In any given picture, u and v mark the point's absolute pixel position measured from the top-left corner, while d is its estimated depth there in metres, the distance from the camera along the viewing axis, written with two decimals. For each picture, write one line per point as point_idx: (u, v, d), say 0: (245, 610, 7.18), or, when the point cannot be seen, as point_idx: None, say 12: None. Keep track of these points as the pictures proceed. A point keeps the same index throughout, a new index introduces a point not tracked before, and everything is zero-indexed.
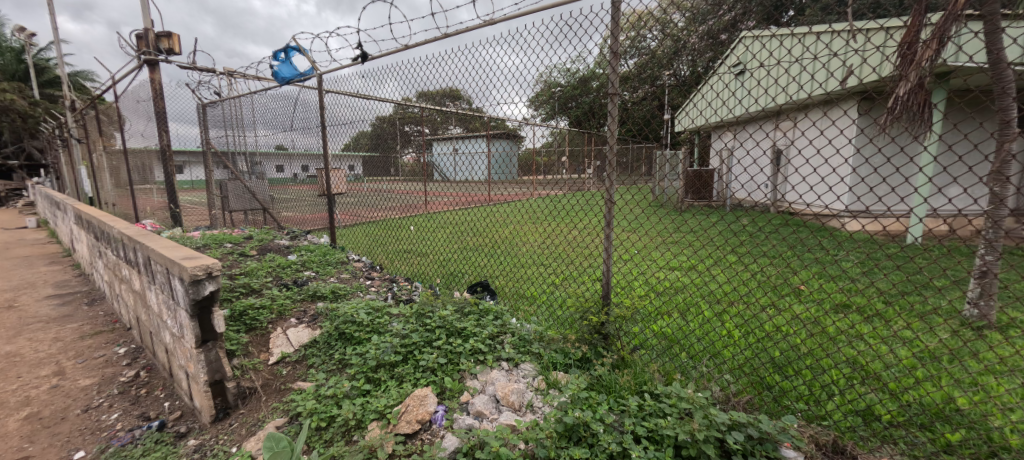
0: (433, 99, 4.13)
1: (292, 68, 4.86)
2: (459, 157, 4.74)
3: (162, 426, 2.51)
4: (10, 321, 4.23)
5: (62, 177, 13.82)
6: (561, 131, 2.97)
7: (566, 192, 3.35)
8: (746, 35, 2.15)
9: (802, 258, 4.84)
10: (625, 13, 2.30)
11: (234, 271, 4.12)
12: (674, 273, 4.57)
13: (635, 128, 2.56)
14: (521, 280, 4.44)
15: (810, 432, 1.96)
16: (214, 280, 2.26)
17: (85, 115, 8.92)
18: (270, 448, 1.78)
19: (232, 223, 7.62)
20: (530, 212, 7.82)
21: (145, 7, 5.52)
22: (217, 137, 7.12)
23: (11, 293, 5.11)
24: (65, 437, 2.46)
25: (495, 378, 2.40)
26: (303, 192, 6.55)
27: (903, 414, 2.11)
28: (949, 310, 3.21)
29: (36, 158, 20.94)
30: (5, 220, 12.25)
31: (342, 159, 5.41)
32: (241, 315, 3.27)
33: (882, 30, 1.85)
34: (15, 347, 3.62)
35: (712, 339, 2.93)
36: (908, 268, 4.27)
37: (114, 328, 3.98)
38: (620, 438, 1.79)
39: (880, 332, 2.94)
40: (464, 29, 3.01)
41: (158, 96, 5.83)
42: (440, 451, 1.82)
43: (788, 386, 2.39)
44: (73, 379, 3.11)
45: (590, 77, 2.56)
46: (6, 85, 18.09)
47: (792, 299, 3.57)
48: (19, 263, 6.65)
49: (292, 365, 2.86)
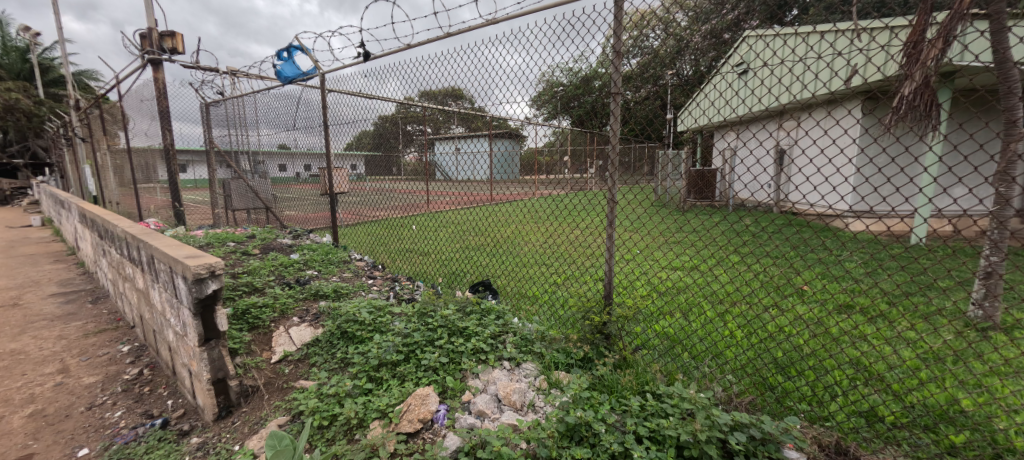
0: (435, 98, 4.17)
1: (294, 67, 4.87)
2: (460, 157, 4.61)
3: (166, 423, 2.52)
4: (15, 318, 4.26)
5: (67, 176, 13.92)
6: (563, 130, 2.95)
7: (570, 192, 3.32)
8: (749, 35, 2.15)
9: (805, 258, 4.83)
10: (628, 13, 2.29)
11: (236, 269, 4.13)
12: (676, 273, 4.56)
13: (638, 127, 2.53)
14: (523, 280, 4.45)
15: (813, 433, 1.95)
16: (216, 279, 2.27)
17: (90, 114, 8.97)
18: (273, 446, 1.79)
19: (235, 222, 7.67)
20: (532, 211, 7.82)
21: (148, 6, 5.54)
22: (221, 136, 7.16)
23: (16, 291, 5.15)
24: (70, 435, 2.48)
25: (497, 377, 2.40)
26: (306, 191, 6.71)
27: (907, 416, 2.10)
28: (953, 311, 3.20)
29: (41, 157, 21.07)
30: (10, 219, 12.34)
31: (344, 158, 5.57)
32: (244, 313, 3.28)
33: (888, 28, 1.84)
34: (20, 345, 3.65)
35: (714, 340, 2.92)
36: (912, 269, 4.25)
37: (118, 326, 4.00)
38: (622, 438, 1.79)
39: (884, 333, 2.93)
40: (466, 29, 3.01)
41: (162, 95, 5.85)
42: (442, 450, 1.83)
43: (790, 387, 2.38)
44: (78, 376, 3.13)
45: (592, 76, 2.59)
46: (12, 85, 18.21)
47: (795, 300, 3.56)
48: (24, 261, 6.70)
49: (295, 363, 2.87)
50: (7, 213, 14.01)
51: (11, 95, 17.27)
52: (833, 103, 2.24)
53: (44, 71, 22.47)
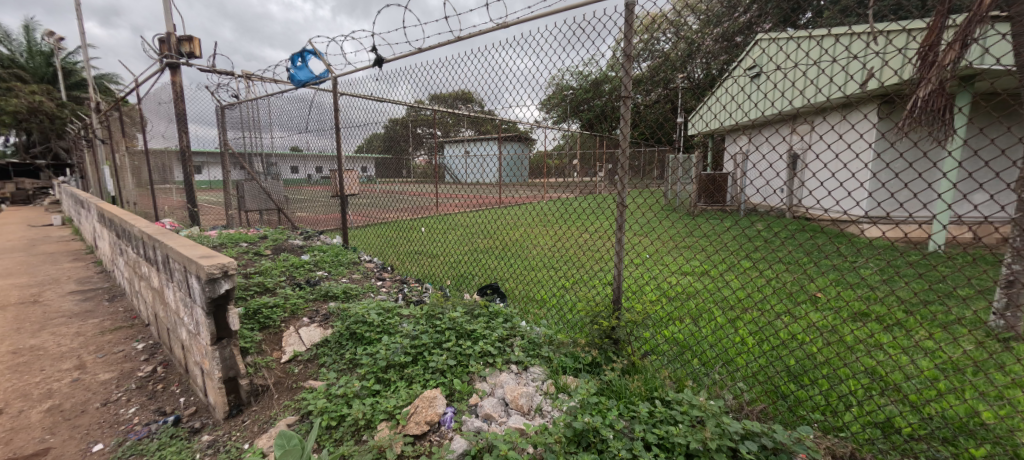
0: (446, 101, 4.21)
1: (308, 72, 4.95)
2: (470, 160, 4.62)
3: (178, 420, 2.55)
4: (35, 315, 4.36)
5: (86, 176, 14.25)
6: (572, 134, 3.07)
7: (578, 195, 3.33)
8: (762, 38, 2.11)
9: (819, 264, 4.76)
10: (639, 16, 2.30)
11: (248, 269, 4.19)
12: (686, 278, 4.53)
13: (648, 130, 2.51)
14: (531, 283, 4.44)
15: (827, 443, 1.90)
16: (229, 279, 2.30)
17: (109, 116, 9.20)
18: (281, 445, 1.78)
19: (248, 223, 7.79)
20: (541, 214, 7.83)
21: (167, 11, 5.67)
22: (235, 138, 7.36)
23: (36, 288, 5.27)
24: (85, 430, 2.52)
25: (505, 381, 2.39)
26: (318, 192, 6.81)
27: (925, 427, 2.05)
28: (973, 321, 3.13)
29: (63, 158, 21.66)
30: (30, 218, 12.64)
31: (355, 161, 5.65)
32: (255, 313, 3.32)
33: (905, 32, 1.81)
34: (39, 341, 3.74)
35: (725, 346, 2.89)
36: (930, 277, 4.18)
37: (133, 323, 4.08)
38: (630, 445, 1.78)
39: (901, 342, 2.87)
40: (476, 32, 3.03)
41: (179, 98, 5.97)
42: (449, 453, 1.82)
43: (804, 395, 2.35)
44: (94, 373, 3.19)
45: (602, 81, 2.56)
46: (36, 88, 18.86)
47: (808, 307, 3.51)
48: (44, 259, 6.86)
49: (304, 363, 2.90)
50: (29, 212, 14.41)
51: (34, 98, 17.92)
52: (849, 106, 2.20)
53: (67, 76, 23.21)
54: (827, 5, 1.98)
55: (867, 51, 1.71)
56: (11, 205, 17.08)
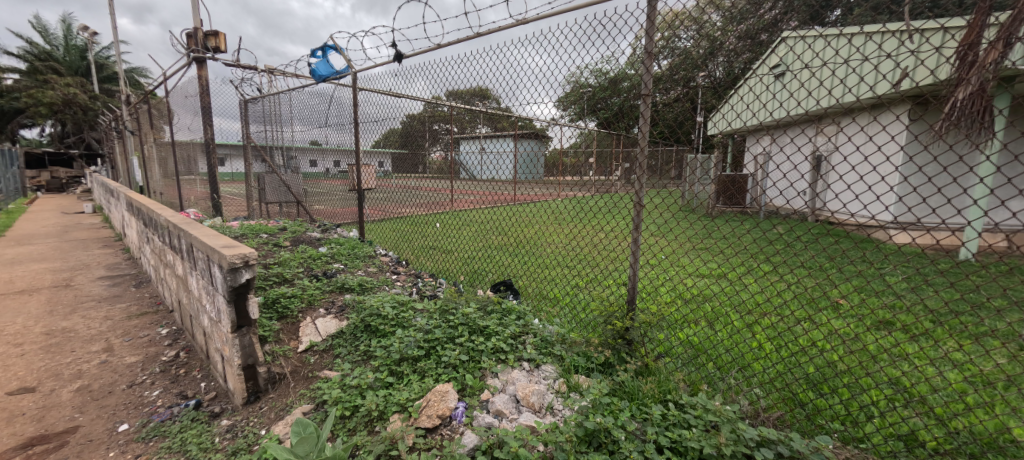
0: (462, 98, 4.30)
1: (329, 66, 5.01)
2: (485, 155, 5.00)
3: (198, 404, 2.62)
4: (67, 298, 4.55)
5: (116, 167, 14.81)
6: (590, 131, 2.89)
7: (595, 195, 3.25)
8: (790, 36, 2.07)
9: (842, 270, 4.68)
10: (661, 13, 2.25)
11: (268, 260, 4.30)
12: (702, 281, 4.48)
13: (666, 130, 2.39)
14: (544, 281, 4.44)
15: (846, 453, 1.86)
16: (249, 269, 2.35)
17: (138, 109, 9.49)
18: (298, 432, 1.79)
19: (268, 214, 7.98)
20: (556, 213, 7.79)
21: (195, 7, 5.82)
22: (258, 131, 7.49)
23: (68, 273, 5.49)
24: (111, 410, 2.62)
25: (516, 378, 2.39)
26: (335, 186, 6.87)
27: (950, 441, 1.98)
28: (1006, 333, 3.02)
29: (94, 148, 22.55)
30: (66, 205, 13.26)
31: (370, 156, 5.44)
32: (274, 302, 3.41)
33: (941, 30, 1.73)
34: (70, 323, 3.89)
35: (741, 351, 2.83)
36: (961, 287, 4.07)
37: (157, 309, 4.22)
38: (642, 447, 1.76)
39: (927, 352, 2.78)
40: (495, 29, 3.05)
41: (204, 91, 6.13)
42: (460, 448, 1.83)
43: (822, 404, 2.29)
44: (120, 356, 3.30)
45: (621, 78, 2.55)
46: (71, 81, 19.55)
47: (829, 314, 3.43)
48: (75, 245, 7.14)
49: (320, 354, 2.97)
50: (62, 200, 15.04)
51: (70, 90, 18.85)
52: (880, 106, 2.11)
53: (100, 69, 23.97)
54: (858, 2, 1.91)
55: (901, 48, 1.63)
56: (45, 192, 17.74)
